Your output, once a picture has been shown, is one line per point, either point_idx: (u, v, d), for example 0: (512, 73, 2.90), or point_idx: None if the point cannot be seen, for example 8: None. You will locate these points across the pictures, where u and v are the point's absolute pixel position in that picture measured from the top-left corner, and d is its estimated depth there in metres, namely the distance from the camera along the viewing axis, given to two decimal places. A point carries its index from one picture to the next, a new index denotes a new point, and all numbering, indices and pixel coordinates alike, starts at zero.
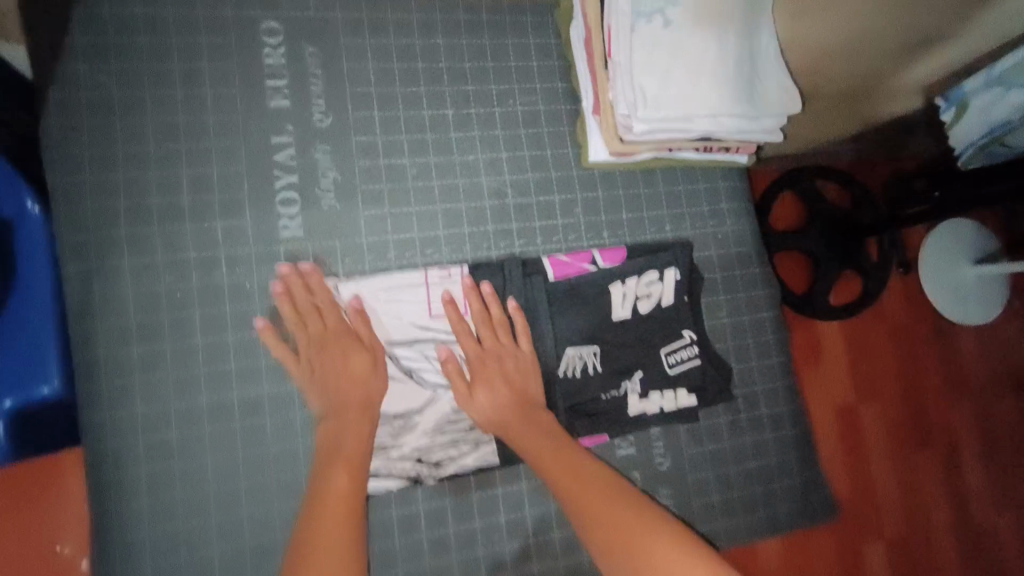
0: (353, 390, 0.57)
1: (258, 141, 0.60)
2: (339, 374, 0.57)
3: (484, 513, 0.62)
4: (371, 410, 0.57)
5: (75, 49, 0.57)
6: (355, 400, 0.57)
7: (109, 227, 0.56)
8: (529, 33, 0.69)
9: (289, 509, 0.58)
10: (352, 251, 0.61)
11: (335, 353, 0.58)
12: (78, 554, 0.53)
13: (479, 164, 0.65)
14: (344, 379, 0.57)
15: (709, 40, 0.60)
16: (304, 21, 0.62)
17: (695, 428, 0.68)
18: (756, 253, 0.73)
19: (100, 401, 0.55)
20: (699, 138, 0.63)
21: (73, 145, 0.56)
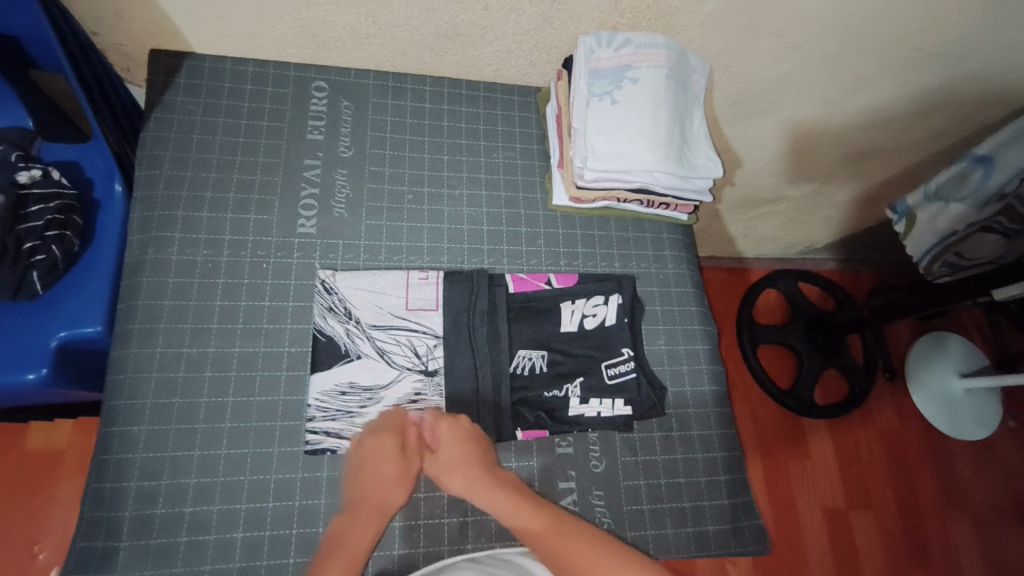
0: (392, 490, 0.63)
1: (294, 160, 0.78)
2: (374, 466, 0.64)
3: (429, 486, 0.68)
4: (389, 505, 0.63)
5: (178, 86, 0.78)
6: (389, 495, 0.63)
7: (171, 208, 0.73)
8: (515, 108, 0.89)
9: (259, 453, 0.65)
10: (352, 249, 0.76)
11: (384, 448, 0.65)
12: (47, 561, 0.94)
13: (463, 197, 0.82)
14: (385, 482, 0.63)
15: (645, 112, 0.78)
16: (345, 83, 0.83)
17: (630, 438, 0.75)
18: (693, 294, 0.85)
19: (130, 337, 0.67)
20: (639, 190, 0.80)
21: (160, 148, 0.75)
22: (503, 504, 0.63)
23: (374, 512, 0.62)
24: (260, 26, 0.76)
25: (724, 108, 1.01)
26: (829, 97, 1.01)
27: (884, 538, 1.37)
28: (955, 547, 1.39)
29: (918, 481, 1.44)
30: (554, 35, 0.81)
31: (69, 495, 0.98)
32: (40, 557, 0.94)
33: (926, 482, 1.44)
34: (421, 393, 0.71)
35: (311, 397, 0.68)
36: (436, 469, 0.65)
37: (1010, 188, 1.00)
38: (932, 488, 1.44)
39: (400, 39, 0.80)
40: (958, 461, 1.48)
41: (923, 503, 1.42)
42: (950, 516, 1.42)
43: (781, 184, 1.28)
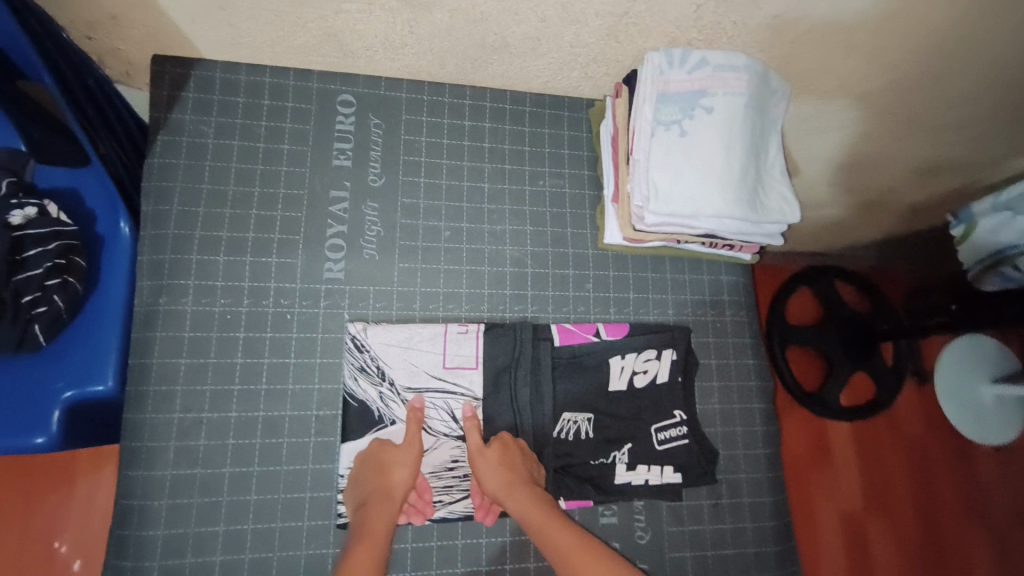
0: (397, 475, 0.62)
1: (319, 191, 0.69)
2: (376, 466, 0.62)
3: (466, 561, 0.64)
4: (397, 491, 0.61)
5: (186, 101, 0.68)
6: (394, 482, 0.61)
7: (184, 250, 0.65)
8: (564, 126, 0.79)
9: (288, 528, 0.61)
10: (384, 296, 0.68)
11: (384, 449, 0.63)
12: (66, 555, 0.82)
13: (506, 234, 0.74)
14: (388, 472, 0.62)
15: (718, 147, 0.69)
16: (374, 98, 0.73)
17: (677, 506, 0.71)
18: (750, 345, 0.79)
19: (146, 401, 0.61)
20: (704, 234, 0.72)
21: (168, 176, 0.66)
22: (537, 520, 0.60)
23: (380, 498, 0.60)
24: (280, 33, 0.66)
25: (791, 124, 0.92)
26: (916, 111, 0.89)
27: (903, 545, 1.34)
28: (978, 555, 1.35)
29: (945, 487, 1.39)
30: (617, 49, 0.70)
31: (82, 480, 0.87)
32: (60, 552, 0.81)
33: (954, 489, 1.39)
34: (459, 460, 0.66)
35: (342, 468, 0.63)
36: (481, 466, 0.63)
37: None
38: (959, 495, 1.39)
39: (440, 49, 0.69)
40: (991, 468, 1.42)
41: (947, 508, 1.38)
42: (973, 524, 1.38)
43: (837, 192, 1.18)
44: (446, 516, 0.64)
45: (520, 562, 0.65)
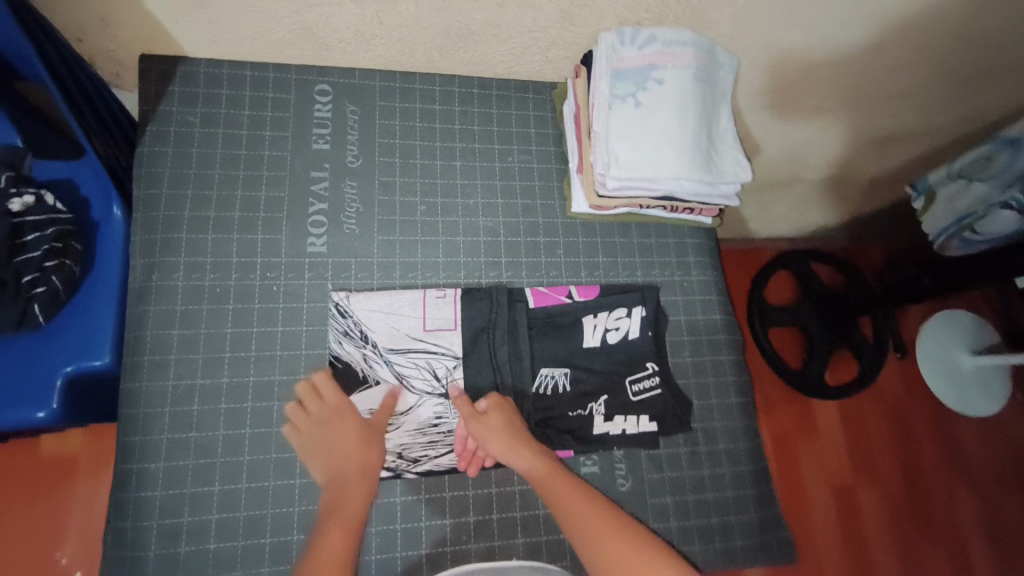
0: (368, 449, 0.64)
1: (300, 172, 0.74)
2: (336, 437, 0.63)
3: (455, 512, 0.67)
4: (369, 465, 0.63)
5: (174, 95, 0.73)
6: (366, 457, 0.63)
7: (174, 230, 0.69)
8: (530, 107, 0.85)
9: (280, 487, 0.64)
10: (365, 267, 0.73)
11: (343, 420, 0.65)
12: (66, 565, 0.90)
13: (478, 207, 0.78)
14: (352, 445, 0.63)
15: (673, 115, 0.73)
16: (350, 87, 0.78)
17: (655, 454, 0.74)
18: (718, 302, 0.83)
19: (140, 370, 0.64)
20: (663, 197, 0.76)
21: (158, 164, 0.71)
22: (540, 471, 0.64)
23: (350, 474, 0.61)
24: (259, 29, 0.71)
25: (746, 103, 0.97)
26: (858, 81, 0.95)
27: (901, 509, 1.43)
28: (968, 512, 1.46)
29: (932, 451, 1.51)
30: (573, 31, 0.76)
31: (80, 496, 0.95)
32: (61, 563, 0.90)
33: (940, 450, 1.51)
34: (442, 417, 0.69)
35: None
36: (480, 429, 0.66)
37: None
38: (943, 456, 1.51)
39: (409, 39, 0.75)
40: (971, 431, 1.55)
41: (936, 471, 1.49)
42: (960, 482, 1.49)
43: (799, 169, 1.24)
44: (431, 470, 0.67)
45: (506, 511, 0.68)
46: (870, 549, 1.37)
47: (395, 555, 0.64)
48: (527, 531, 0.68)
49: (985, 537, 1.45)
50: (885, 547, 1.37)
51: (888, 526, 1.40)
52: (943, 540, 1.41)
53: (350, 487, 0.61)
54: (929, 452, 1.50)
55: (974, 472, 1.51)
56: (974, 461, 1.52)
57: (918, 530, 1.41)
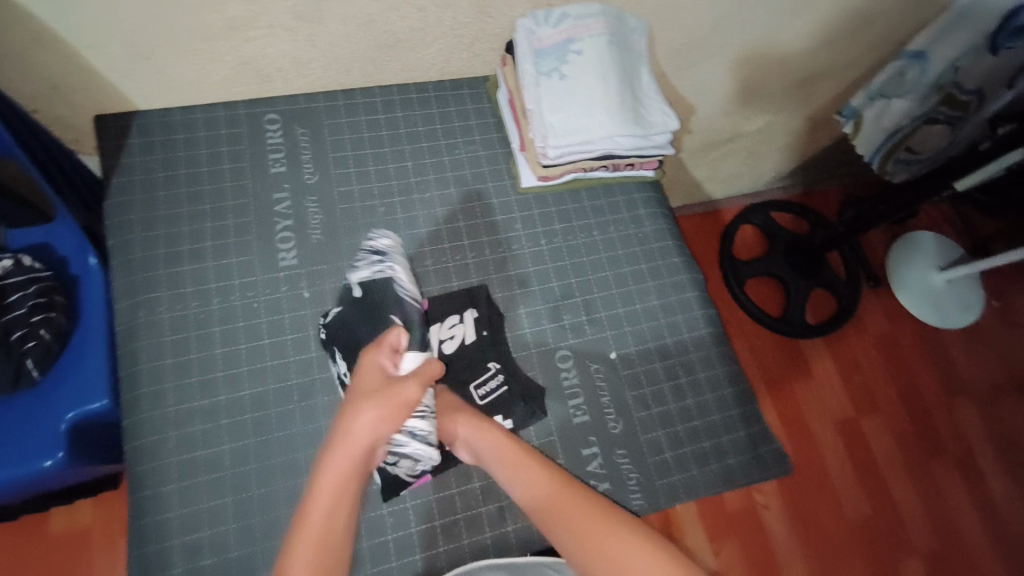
0: (362, 420, 0.60)
1: (263, 196, 0.79)
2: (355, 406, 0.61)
3: (460, 480, 0.71)
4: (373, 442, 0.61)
5: (131, 146, 0.77)
6: (359, 429, 0.60)
7: (151, 269, 0.73)
8: (467, 101, 0.90)
9: (291, 486, 0.67)
10: (338, 272, 0.77)
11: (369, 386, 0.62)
12: None
13: (435, 199, 0.83)
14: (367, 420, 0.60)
15: (596, 81, 0.79)
16: (295, 111, 0.83)
17: (641, 393, 0.78)
18: (674, 246, 0.88)
19: (140, 402, 0.67)
20: (603, 157, 0.82)
21: (127, 211, 0.75)
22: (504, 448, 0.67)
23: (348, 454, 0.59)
24: (202, 72, 0.76)
25: (669, 67, 1.04)
26: (767, 28, 1.02)
27: (895, 428, 1.53)
28: (957, 419, 1.57)
29: (915, 369, 1.61)
30: (491, 23, 0.82)
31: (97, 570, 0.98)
32: None
33: (923, 367, 1.61)
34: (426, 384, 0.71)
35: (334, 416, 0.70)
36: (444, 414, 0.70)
37: (946, 79, 1.16)
38: (928, 372, 1.61)
39: (343, 57, 0.80)
40: (949, 343, 1.66)
41: (922, 388, 1.59)
42: (947, 393, 1.59)
43: (736, 123, 1.31)
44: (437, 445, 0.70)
45: None
46: (870, 471, 1.48)
47: (412, 530, 0.67)
48: None
49: (980, 440, 1.55)
50: (884, 463, 1.49)
51: (883, 445, 1.51)
52: (936, 448, 1.53)
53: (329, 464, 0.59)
54: (913, 371, 1.61)
55: (959, 380, 1.61)
56: (957, 372, 1.62)
57: (910, 443, 1.52)
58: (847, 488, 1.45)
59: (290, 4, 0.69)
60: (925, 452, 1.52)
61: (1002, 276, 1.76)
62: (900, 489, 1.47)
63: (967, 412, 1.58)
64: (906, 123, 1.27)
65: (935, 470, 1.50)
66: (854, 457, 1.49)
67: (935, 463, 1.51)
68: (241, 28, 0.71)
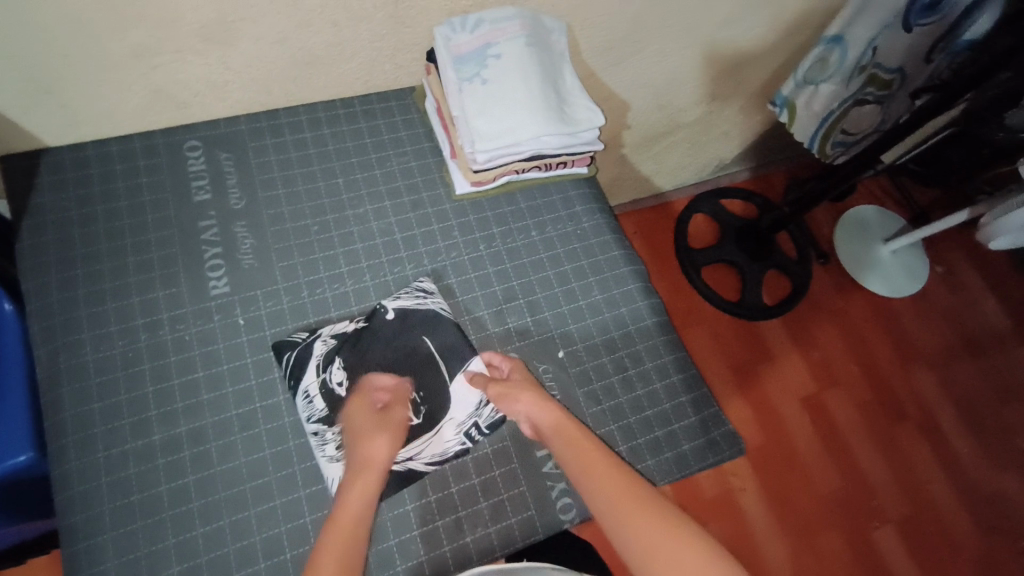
0: (377, 445, 0.66)
1: (187, 225, 0.76)
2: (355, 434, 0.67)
3: (414, 496, 0.69)
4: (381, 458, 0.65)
5: (41, 184, 0.74)
6: (376, 452, 0.65)
7: (71, 310, 0.70)
8: (395, 113, 0.89)
9: (236, 521, 0.64)
10: (272, 295, 0.75)
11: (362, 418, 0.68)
12: None
13: (368, 213, 0.82)
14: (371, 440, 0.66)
15: (517, 82, 0.79)
16: (217, 136, 0.81)
17: (591, 389, 0.78)
18: (614, 240, 0.89)
19: (67, 450, 0.64)
20: (533, 157, 0.82)
21: (41, 254, 0.72)
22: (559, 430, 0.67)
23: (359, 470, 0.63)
24: (110, 102, 0.74)
25: (597, 65, 1.05)
26: (688, 20, 1.05)
27: (857, 399, 1.57)
28: (915, 384, 1.62)
29: (872, 340, 1.66)
30: (409, 33, 0.82)
31: None
32: None
33: (879, 338, 1.66)
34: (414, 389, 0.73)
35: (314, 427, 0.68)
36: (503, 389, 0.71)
37: (866, 61, 1.21)
38: (883, 342, 1.66)
39: (260, 78, 0.79)
40: (900, 312, 1.71)
41: (879, 358, 1.64)
42: (903, 361, 1.64)
43: (672, 115, 1.33)
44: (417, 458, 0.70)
45: (463, 480, 0.71)
46: (838, 444, 1.51)
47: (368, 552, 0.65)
48: (488, 494, 0.71)
49: (939, 403, 1.61)
50: (851, 435, 1.52)
51: (848, 418, 1.55)
52: (899, 415, 1.57)
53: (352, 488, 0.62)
54: (870, 342, 1.66)
55: (913, 348, 1.67)
56: (911, 339, 1.68)
57: (873, 412, 1.57)
58: (818, 463, 1.48)
59: (195, 27, 0.68)
60: (888, 420, 1.56)
61: (942, 242, 1.84)
62: (869, 459, 1.50)
63: (923, 377, 1.63)
64: (836, 106, 1.32)
65: (899, 436, 1.55)
66: (823, 432, 1.52)
67: (899, 430, 1.55)
68: (145, 55, 0.69)
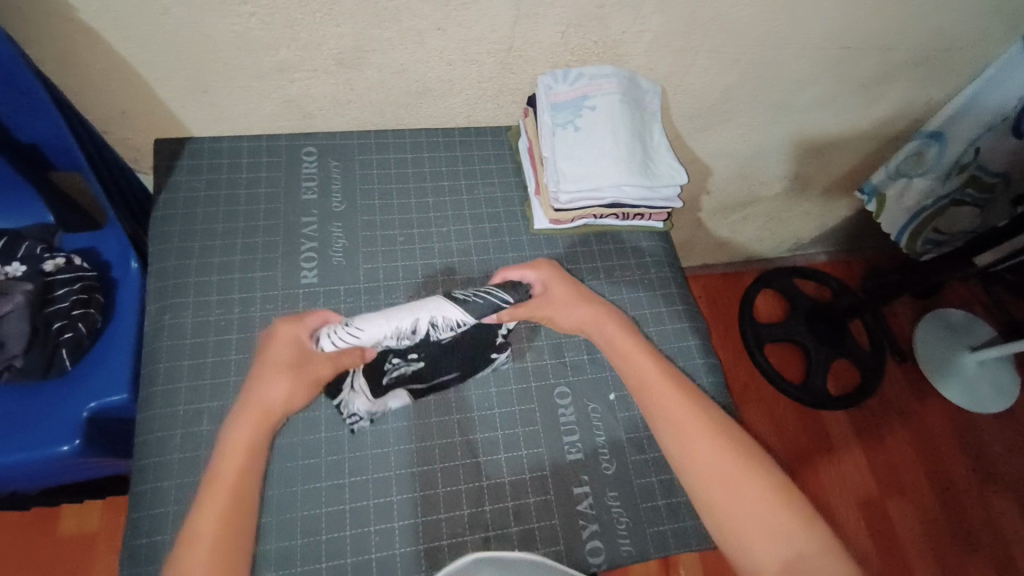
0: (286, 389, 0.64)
1: (293, 219, 0.85)
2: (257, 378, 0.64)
3: (448, 506, 0.70)
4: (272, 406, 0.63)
5: (181, 166, 0.86)
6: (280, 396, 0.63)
7: (183, 276, 0.79)
8: (490, 147, 0.97)
9: (283, 493, 0.68)
10: (352, 292, 0.81)
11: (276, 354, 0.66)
12: None
13: (451, 233, 0.88)
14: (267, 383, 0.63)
15: (607, 132, 0.84)
16: (332, 146, 0.91)
17: (637, 437, 0.78)
18: (679, 295, 0.91)
19: (154, 398, 0.71)
20: (612, 204, 0.86)
21: (170, 224, 0.82)
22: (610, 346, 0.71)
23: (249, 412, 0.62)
24: (252, 105, 0.85)
25: (686, 128, 1.09)
26: (781, 98, 1.08)
27: (924, 514, 1.44)
28: (995, 512, 1.46)
29: (947, 453, 1.53)
30: (515, 78, 0.89)
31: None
32: None
33: (956, 452, 1.53)
34: (414, 363, 0.76)
35: (408, 328, 0.70)
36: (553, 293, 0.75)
37: (966, 160, 1.20)
38: (961, 457, 1.53)
39: (377, 101, 0.89)
40: (983, 429, 1.57)
41: (954, 474, 1.50)
42: (982, 483, 1.50)
43: (753, 187, 1.34)
44: (349, 402, 0.73)
45: (499, 501, 0.72)
46: (897, 559, 1.38)
47: (395, 552, 0.67)
48: (520, 520, 0.71)
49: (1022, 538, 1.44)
50: (912, 552, 1.39)
51: (910, 532, 1.42)
52: (972, 541, 1.42)
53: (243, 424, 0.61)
54: (945, 455, 1.52)
55: (995, 470, 1.52)
56: (994, 460, 1.53)
57: (942, 532, 1.43)
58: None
59: (334, 51, 0.78)
60: (959, 544, 1.41)
61: None
62: None
63: (1006, 505, 1.47)
64: (928, 203, 1.31)
65: (972, 566, 1.39)
66: (881, 542, 1.40)
67: (971, 558, 1.40)
68: (287, 70, 0.80)
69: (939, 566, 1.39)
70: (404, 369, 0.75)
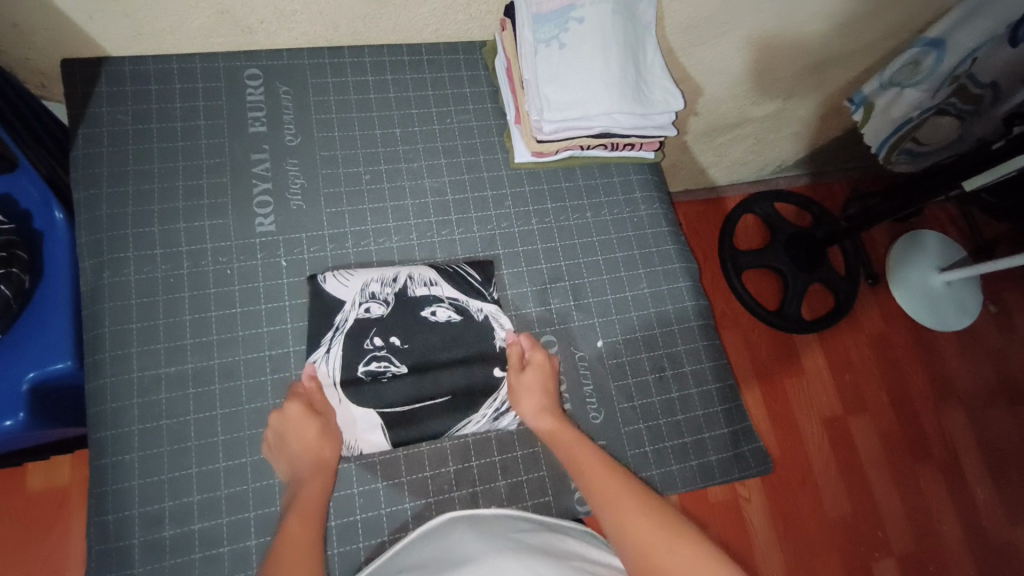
0: (311, 487, 0.62)
1: (241, 157, 0.74)
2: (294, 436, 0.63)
3: (433, 463, 0.68)
4: (327, 460, 0.64)
5: (100, 95, 0.73)
6: (311, 491, 0.61)
7: (119, 227, 0.69)
8: (462, 67, 0.85)
9: (258, 459, 0.65)
10: (316, 240, 0.73)
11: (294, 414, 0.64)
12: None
13: (423, 169, 0.80)
14: (318, 442, 0.64)
15: (596, 52, 0.74)
16: (279, 68, 0.79)
17: (625, 384, 0.76)
18: (669, 233, 0.85)
19: (103, 366, 0.65)
20: (601, 135, 0.78)
21: (94, 165, 0.71)
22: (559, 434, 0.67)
23: (313, 472, 0.63)
24: (176, 17, 0.71)
25: (679, 42, 0.98)
26: (779, 6, 0.96)
27: (882, 428, 1.53)
28: (945, 423, 1.56)
29: (908, 371, 1.59)
30: None
31: (75, 530, 1.06)
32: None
33: (916, 369, 1.60)
34: (394, 368, 0.69)
35: (391, 274, 0.73)
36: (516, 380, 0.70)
37: (960, 71, 1.10)
38: (921, 374, 1.60)
39: (328, 12, 0.75)
40: (943, 347, 1.64)
41: (912, 390, 1.58)
42: (937, 398, 1.58)
43: (742, 106, 1.25)
44: (315, 367, 0.68)
45: (485, 457, 0.70)
46: (854, 470, 1.47)
47: (381, 512, 0.66)
48: (507, 472, 0.70)
49: (967, 446, 1.55)
50: (866, 462, 1.49)
51: (868, 445, 1.50)
52: (922, 451, 1.52)
53: (296, 525, 0.59)
54: (905, 372, 1.59)
55: (950, 385, 1.60)
56: (950, 377, 1.61)
57: (896, 444, 1.52)
58: (830, 485, 1.45)
59: None
60: (910, 454, 1.52)
61: (1004, 281, 1.73)
62: (883, 490, 1.47)
63: (955, 416, 1.57)
64: (915, 114, 1.21)
65: (919, 472, 1.50)
66: (840, 455, 1.48)
67: (919, 466, 1.51)
68: None
69: (890, 474, 1.49)
70: (383, 366, 0.69)
